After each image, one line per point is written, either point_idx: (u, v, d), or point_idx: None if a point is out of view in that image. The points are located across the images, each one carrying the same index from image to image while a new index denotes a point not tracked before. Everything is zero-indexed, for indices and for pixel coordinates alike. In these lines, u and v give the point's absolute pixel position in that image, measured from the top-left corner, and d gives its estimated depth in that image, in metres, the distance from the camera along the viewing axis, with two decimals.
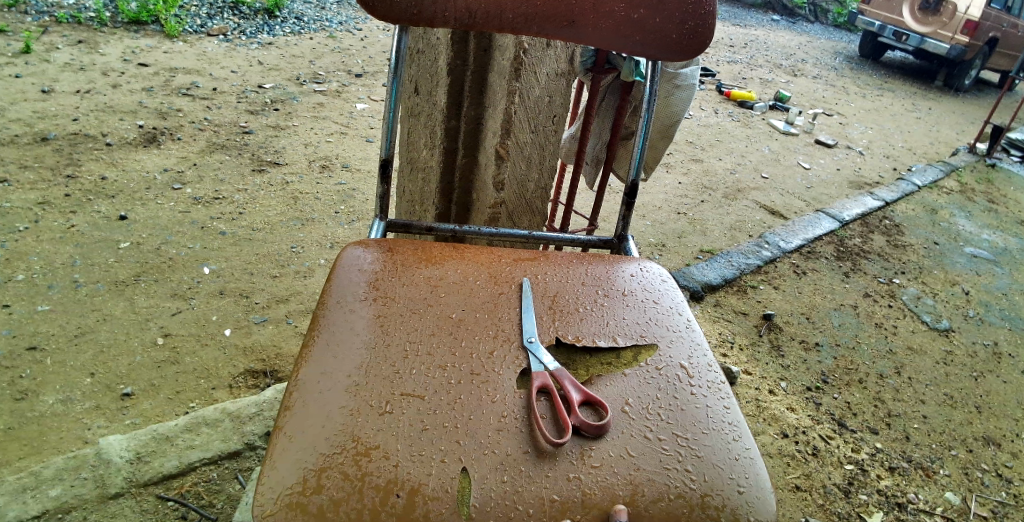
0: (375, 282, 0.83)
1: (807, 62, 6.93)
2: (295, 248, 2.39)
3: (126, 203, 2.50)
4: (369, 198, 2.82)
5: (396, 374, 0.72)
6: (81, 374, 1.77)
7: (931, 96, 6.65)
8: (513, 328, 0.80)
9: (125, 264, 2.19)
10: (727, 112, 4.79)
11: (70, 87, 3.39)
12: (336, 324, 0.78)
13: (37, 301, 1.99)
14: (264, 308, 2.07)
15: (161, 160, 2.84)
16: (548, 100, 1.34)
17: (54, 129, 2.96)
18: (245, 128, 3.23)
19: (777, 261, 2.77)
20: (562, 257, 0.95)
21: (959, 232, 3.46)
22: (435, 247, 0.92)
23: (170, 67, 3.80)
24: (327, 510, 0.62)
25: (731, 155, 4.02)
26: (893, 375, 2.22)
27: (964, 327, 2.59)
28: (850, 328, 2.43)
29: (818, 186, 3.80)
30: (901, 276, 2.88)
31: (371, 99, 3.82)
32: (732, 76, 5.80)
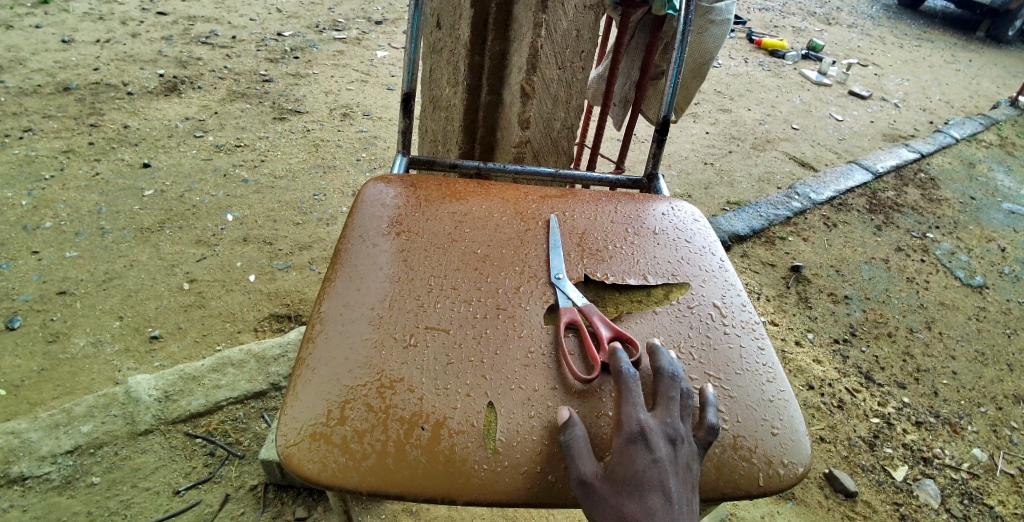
0: (397, 216, 0.81)
1: (843, 10, 6.66)
2: (317, 196, 2.38)
3: (149, 151, 2.50)
4: (390, 147, 2.79)
5: (419, 308, 0.71)
6: (111, 317, 1.80)
7: (972, 47, 6.37)
8: (540, 264, 0.77)
9: (150, 211, 2.19)
10: (758, 61, 4.63)
11: (90, 36, 3.36)
12: (358, 257, 0.76)
13: (65, 248, 2.01)
14: (287, 255, 2.08)
15: (183, 109, 2.82)
16: (575, 34, 1.28)
17: (75, 78, 2.95)
18: (265, 76, 3.19)
19: (807, 212, 2.70)
20: (589, 194, 0.91)
21: (997, 188, 3.34)
22: (459, 182, 0.89)
23: (189, 16, 3.75)
24: (351, 441, 0.61)
25: (760, 105, 3.90)
26: (923, 330, 2.18)
27: (998, 284, 2.51)
28: (881, 281, 2.37)
29: (851, 139, 3.68)
30: (935, 231, 2.79)
31: (392, 47, 3.74)
32: (764, 23, 5.59)
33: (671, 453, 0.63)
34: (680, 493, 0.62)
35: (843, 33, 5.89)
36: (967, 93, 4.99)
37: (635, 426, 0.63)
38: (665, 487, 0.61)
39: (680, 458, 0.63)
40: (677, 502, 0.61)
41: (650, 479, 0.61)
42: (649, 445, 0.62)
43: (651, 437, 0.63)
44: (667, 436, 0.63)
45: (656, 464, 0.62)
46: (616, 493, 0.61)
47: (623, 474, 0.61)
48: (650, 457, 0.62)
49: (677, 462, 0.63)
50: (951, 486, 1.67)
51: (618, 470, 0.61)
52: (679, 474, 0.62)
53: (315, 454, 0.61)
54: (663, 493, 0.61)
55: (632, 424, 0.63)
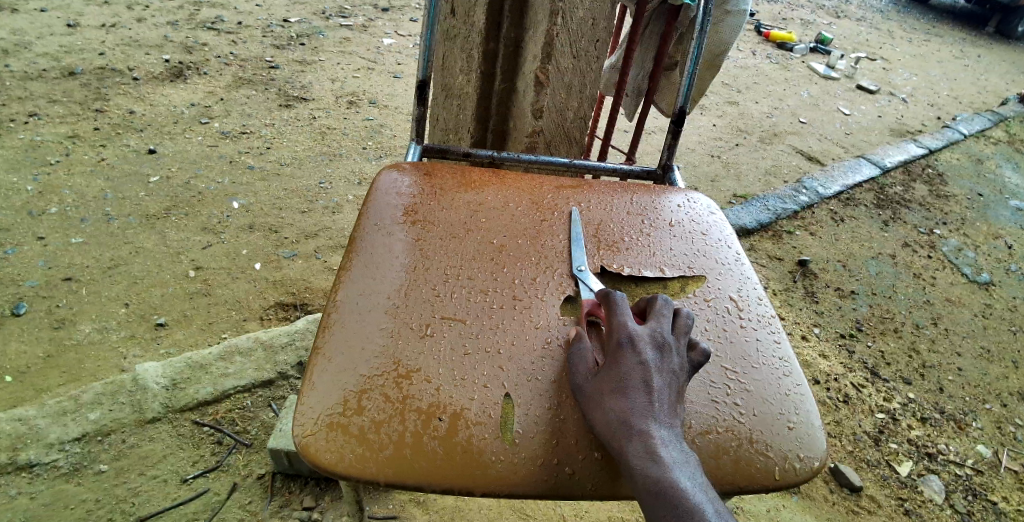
0: (412, 205, 0.80)
1: (851, 3, 6.61)
2: (323, 184, 2.37)
3: (155, 138, 2.49)
4: (396, 135, 2.77)
5: (435, 299, 0.70)
6: (116, 304, 1.79)
7: (982, 42, 6.34)
8: (556, 255, 0.77)
9: (156, 198, 2.19)
10: (766, 54, 4.60)
11: (95, 21, 3.34)
12: (373, 246, 0.75)
13: (71, 234, 2.00)
14: (293, 243, 2.07)
15: (189, 95, 2.81)
16: (591, 23, 1.27)
17: (81, 63, 2.93)
18: (271, 63, 3.17)
19: (815, 207, 2.69)
20: (604, 185, 0.90)
21: (1005, 184, 3.32)
22: (474, 171, 0.88)
23: (195, 1, 3.72)
24: (369, 432, 0.61)
25: (769, 98, 3.87)
26: (929, 326, 2.17)
27: (1005, 281, 2.50)
28: (888, 277, 2.36)
29: (858, 133, 3.66)
30: (942, 227, 2.78)
31: (398, 34, 3.72)
32: (773, 15, 5.55)
33: (658, 358, 0.64)
34: (666, 392, 0.63)
35: (852, 26, 5.85)
36: (976, 88, 4.96)
37: (623, 333, 0.65)
38: (648, 385, 0.62)
39: (669, 364, 0.64)
40: (661, 400, 0.62)
41: (634, 379, 0.62)
42: (637, 350, 0.64)
43: (639, 342, 0.65)
44: (656, 343, 0.65)
45: (642, 365, 0.63)
46: (603, 393, 0.62)
47: (608, 375, 0.63)
48: (637, 359, 0.63)
49: (667, 368, 0.64)
50: (956, 482, 1.66)
51: (605, 371, 0.63)
52: (667, 377, 0.63)
53: (333, 444, 0.60)
54: (647, 391, 0.62)
55: (620, 331, 0.66)
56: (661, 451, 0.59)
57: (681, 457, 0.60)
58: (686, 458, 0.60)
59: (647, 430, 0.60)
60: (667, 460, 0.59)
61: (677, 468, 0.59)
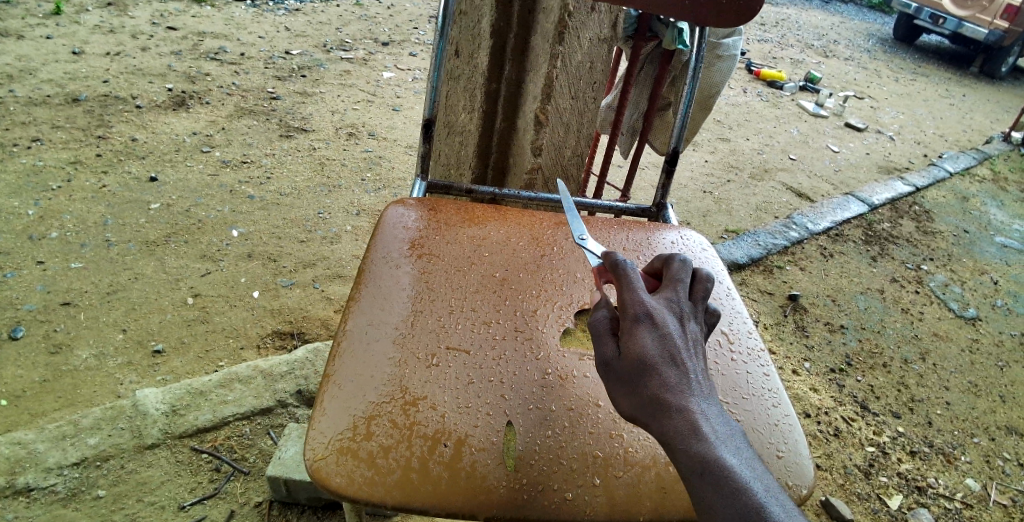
0: (419, 239, 0.84)
1: (839, 43, 6.80)
2: (322, 214, 2.41)
3: (156, 165, 2.53)
4: (395, 167, 2.82)
5: (440, 330, 0.73)
6: (114, 330, 1.81)
7: (966, 82, 6.52)
8: (556, 289, 0.81)
9: (156, 224, 2.22)
10: (756, 92, 4.72)
11: (100, 49, 3.41)
12: (381, 278, 0.79)
13: (71, 259, 2.03)
14: (292, 272, 2.10)
15: (191, 124, 2.86)
16: (589, 66, 1.33)
17: (85, 90, 2.98)
18: (273, 94, 3.24)
19: (805, 242, 2.75)
20: (601, 221, 0.95)
21: (990, 221, 3.40)
22: (477, 207, 0.92)
23: (199, 31, 3.80)
24: (377, 456, 0.63)
25: (759, 135, 3.96)
26: (917, 361, 2.21)
27: (991, 316, 2.55)
28: (876, 312, 2.41)
29: (847, 170, 3.74)
30: (929, 263, 2.84)
31: (397, 68, 3.81)
32: (763, 54, 5.70)
33: (679, 330, 0.67)
34: (692, 364, 0.65)
35: (840, 65, 6.01)
36: (962, 127, 5.09)
37: (641, 307, 0.66)
38: (676, 359, 0.64)
39: (688, 334, 0.67)
40: (692, 374, 0.64)
41: (661, 353, 0.64)
42: (656, 323, 0.66)
43: (658, 316, 0.67)
44: (672, 315, 0.67)
45: (665, 338, 0.65)
46: (634, 369, 0.64)
47: (634, 350, 0.64)
48: (658, 332, 0.65)
49: (686, 338, 0.66)
50: (945, 516, 1.69)
51: (630, 345, 0.65)
52: (688, 348, 0.66)
53: (343, 468, 0.62)
54: (675, 365, 0.63)
55: (638, 306, 0.67)
56: (702, 426, 0.61)
57: (720, 429, 0.62)
58: (725, 429, 0.62)
59: (687, 407, 0.62)
60: (709, 434, 0.61)
61: (721, 441, 0.61)
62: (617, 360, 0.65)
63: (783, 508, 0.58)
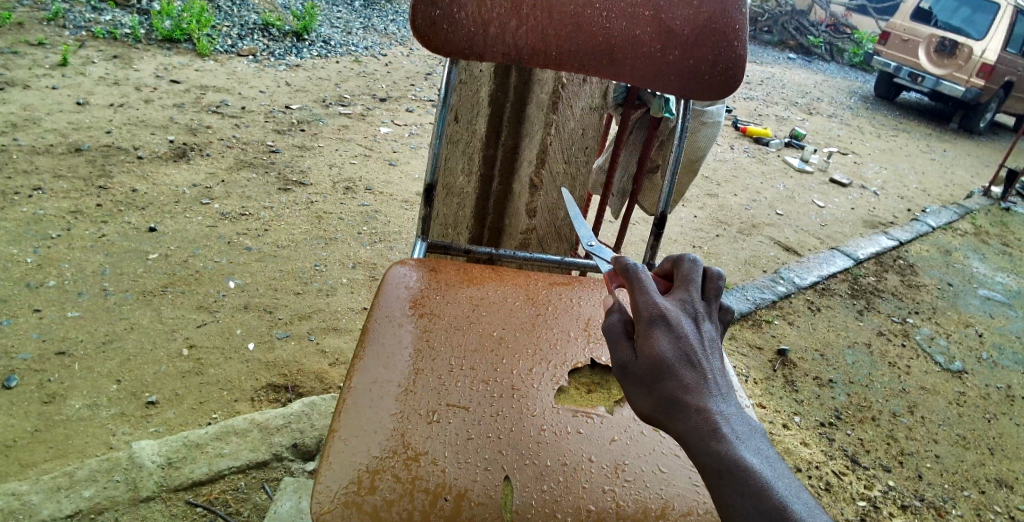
0: (421, 298, 0.88)
1: (822, 101, 7.04)
2: (318, 266, 2.46)
3: (155, 216, 2.58)
4: (391, 220, 2.88)
5: (441, 387, 0.77)
6: (108, 381, 1.82)
7: (947, 138, 6.74)
8: (551, 348, 0.85)
9: (154, 274, 2.25)
10: (743, 148, 4.86)
11: (104, 100, 3.50)
12: (383, 338, 0.82)
13: (68, 307, 2.05)
14: (287, 324, 2.13)
15: (191, 175, 2.92)
16: (581, 132, 1.45)
17: (87, 141, 3.05)
18: (272, 147, 3.32)
19: (792, 296, 2.81)
20: (593, 282, 1.00)
21: (973, 274, 3.49)
22: (475, 268, 0.97)
23: (201, 85, 3.92)
24: (381, 509, 0.66)
25: (745, 191, 4.07)
26: (906, 414, 2.24)
27: (977, 369, 2.60)
28: (864, 366, 2.45)
29: (832, 225, 3.85)
30: (914, 316, 2.90)
31: (395, 124, 3.92)
32: (749, 112, 5.89)
33: (695, 332, 0.70)
34: (706, 364, 0.68)
35: (824, 122, 6.21)
36: (943, 182, 5.24)
37: (656, 309, 0.70)
38: (692, 360, 0.68)
39: (699, 335, 0.70)
40: (708, 373, 0.68)
41: (677, 355, 0.68)
42: (670, 324, 0.70)
43: (671, 317, 0.71)
44: (684, 317, 0.71)
45: (679, 339, 0.69)
46: (651, 367, 0.67)
47: (650, 351, 0.68)
48: (673, 332, 0.69)
49: (698, 339, 0.70)
50: None
51: (645, 343, 0.69)
52: (704, 349, 0.69)
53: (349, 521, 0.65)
54: (691, 366, 0.67)
55: (651, 309, 0.71)
56: (722, 427, 0.65)
57: (739, 429, 0.65)
58: (743, 428, 0.65)
59: (707, 408, 0.65)
60: (728, 434, 0.64)
61: (740, 441, 0.64)
62: (635, 362, 0.69)
63: (800, 503, 0.62)
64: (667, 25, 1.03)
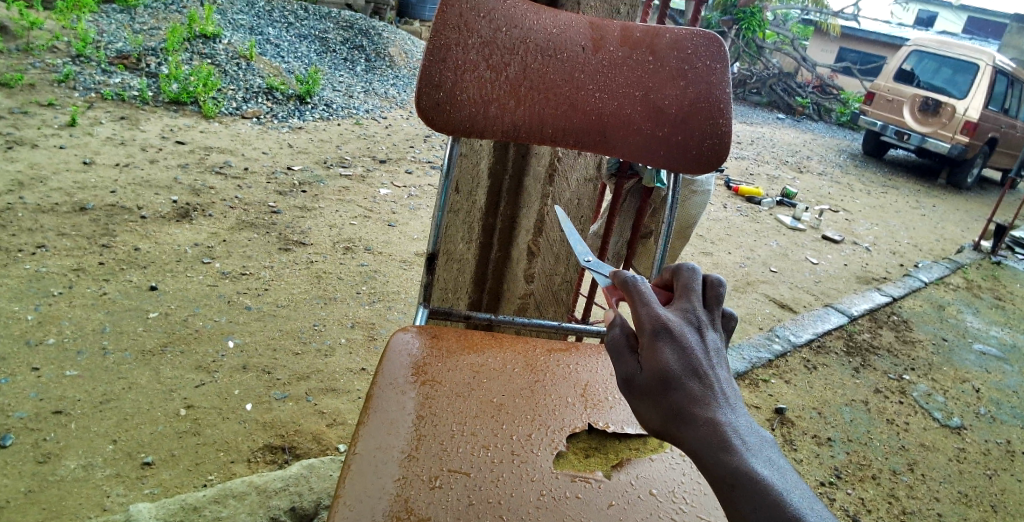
0: (422, 365, 0.91)
1: (811, 160, 7.22)
2: (317, 326, 2.48)
3: (157, 275, 2.62)
4: (390, 280, 2.92)
5: (443, 453, 0.79)
6: (104, 441, 1.81)
7: (936, 193, 6.88)
8: (550, 414, 0.88)
9: (153, 333, 2.27)
10: (735, 207, 4.97)
11: (110, 160, 3.58)
12: (387, 404, 0.85)
13: (66, 366, 2.05)
14: (285, 384, 2.13)
15: (193, 235, 2.97)
16: (577, 202, 1.53)
17: (92, 200, 3.11)
18: (274, 208, 3.39)
19: (788, 354, 2.83)
20: (590, 348, 1.04)
21: (967, 329, 3.52)
22: (475, 335, 1.01)
23: (205, 146, 4.02)
24: None
25: (739, 249, 4.14)
26: (906, 472, 2.23)
27: (976, 425, 2.60)
28: (862, 423, 2.45)
29: (826, 281, 3.90)
30: (910, 372, 2.91)
31: (394, 185, 4.01)
32: (740, 171, 6.04)
33: (698, 342, 0.73)
34: (710, 373, 0.71)
35: (814, 180, 6.34)
36: (933, 237, 5.33)
37: (658, 322, 0.73)
38: (696, 370, 0.70)
39: (702, 345, 0.73)
40: (713, 384, 0.70)
41: (681, 366, 0.70)
42: (674, 336, 0.72)
43: (674, 328, 0.73)
44: (685, 328, 0.73)
45: (683, 350, 0.71)
46: (657, 380, 0.70)
47: (654, 364, 0.70)
48: (676, 344, 0.72)
49: (701, 349, 0.72)
50: None
51: (649, 355, 0.71)
52: (709, 358, 0.72)
53: None
54: (697, 378, 0.69)
55: (654, 321, 0.73)
56: (731, 439, 0.66)
57: (748, 439, 0.67)
58: (750, 436, 0.67)
59: (716, 421, 0.67)
60: (737, 446, 0.66)
61: (750, 451, 0.66)
62: (641, 374, 0.71)
63: (811, 510, 0.63)
64: (656, 105, 1.10)
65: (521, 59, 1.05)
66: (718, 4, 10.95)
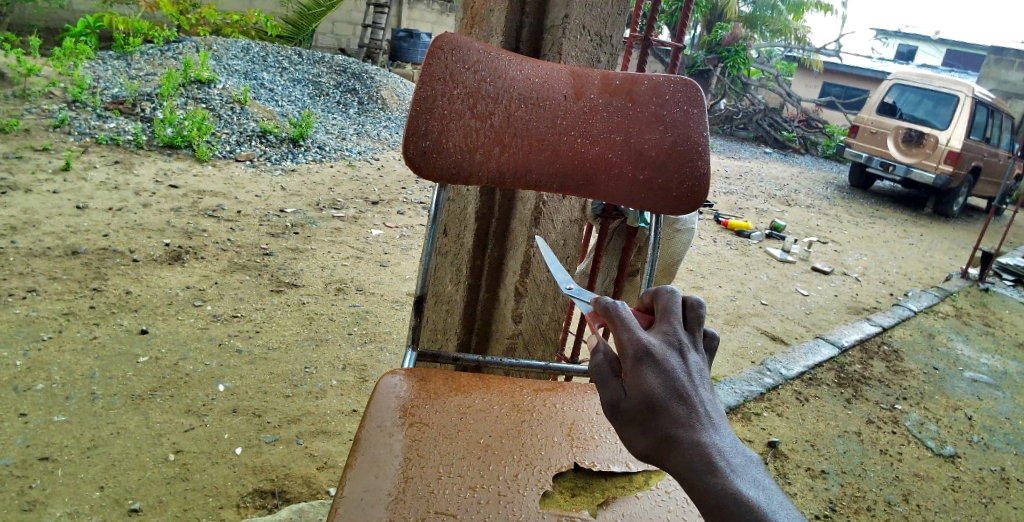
0: (410, 407, 0.93)
1: (799, 193, 7.33)
2: (308, 368, 2.48)
3: (148, 318, 2.62)
4: (382, 321, 2.94)
5: (430, 494, 0.80)
6: (91, 487, 1.78)
7: (923, 223, 6.97)
8: (537, 453, 0.90)
9: (143, 378, 2.26)
10: (724, 241, 5.03)
11: (103, 204, 3.61)
12: (375, 447, 0.86)
13: (54, 412, 2.03)
14: (276, 428, 2.12)
15: (185, 278, 2.98)
16: (563, 242, 1.56)
17: (84, 243, 3.13)
18: (266, 250, 3.41)
19: (780, 388, 2.84)
20: (576, 387, 1.06)
21: (958, 357, 3.54)
22: (463, 377, 1.03)
23: (198, 189, 4.05)
24: None
25: (729, 282, 4.18)
26: (901, 502, 2.22)
27: (969, 453, 2.60)
28: (855, 455, 2.45)
29: (817, 313, 3.93)
30: (903, 401, 2.92)
31: (386, 225, 4.05)
32: (729, 206, 6.12)
33: (682, 364, 0.71)
34: (694, 396, 0.69)
35: (802, 213, 6.43)
36: (921, 265, 5.38)
37: (640, 346, 0.71)
38: (680, 392, 0.68)
39: (685, 367, 0.71)
40: (698, 406, 0.68)
41: (665, 390, 0.68)
42: (656, 358, 0.70)
43: (656, 351, 0.71)
44: (667, 350, 0.72)
45: (666, 373, 0.69)
46: (641, 404, 0.68)
47: (638, 388, 0.69)
48: (659, 367, 0.70)
49: (685, 371, 0.71)
50: None
51: (632, 380, 0.69)
52: (692, 380, 0.70)
53: None
54: (682, 400, 0.67)
55: (636, 345, 0.72)
56: (718, 461, 0.64)
57: (735, 461, 0.65)
58: (736, 458, 0.65)
59: (701, 443, 0.65)
60: (723, 468, 0.63)
61: (737, 474, 0.63)
62: (627, 399, 0.69)
63: None
64: (637, 149, 1.14)
65: (504, 107, 1.09)
66: (702, 44, 11.25)
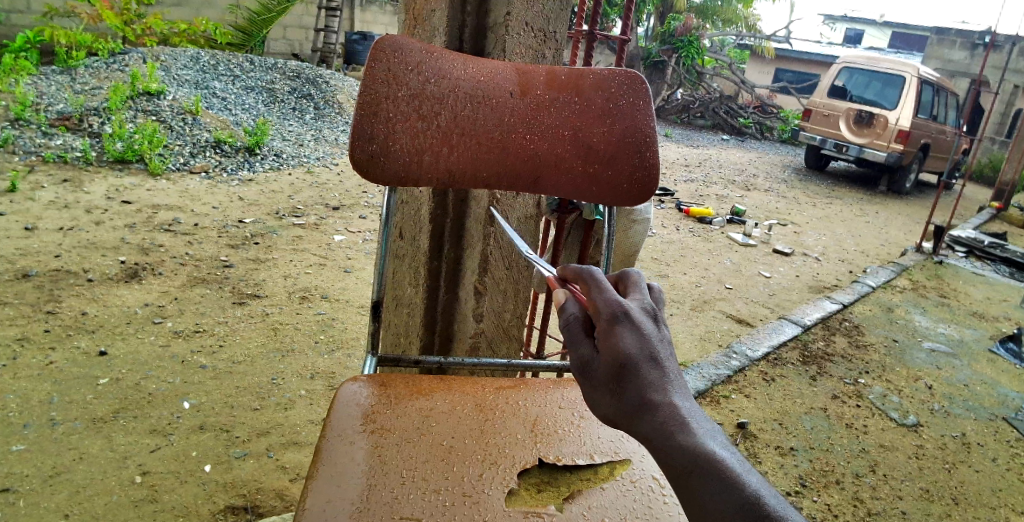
0: (372, 414, 0.92)
1: (758, 177, 7.47)
2: (276, 380, 2.44)
3: (106, 339, 2.54)
4: (349, 327, 2.90)
5: (395, 501, 0.80)
6: (55, 516, 1.71)
7: (878, 200, 7.17)
8: (501, 452, 0.90)
9: (104, 400, 2.19)
10: (687, 228, 5.10)
11: (53, 224, 3.49)
12: (336, 456, 0.85)
13: (12, 441, 1.95)
14: (245, 442, 2.08)
15: (143, 295, 2.90)
16: (520, 239, 1.57)
17: (35, 266, 3.02)
18: (226, 262, 3.34)
19: (746, 369, 2.89)
20: (538, 384, 1.07)
21: (916, 328, 3.65)
22: (424, 380, 1.03)
23: (153, 204, 3.95)
24: None
25: (694, 269, 4.24)
26: (868, 474, 2.29)
27: (931, 420, 2.68)
28: (822, 430, 2.51)
29: (780, 293, 4.02)
30: (865, 375, 3.00)
31: (349, 231, 4.00)
32: (690, 194, 6.20)
33: (655, 330, 0.71)
34: (666, 360, 0.69)
35: (761, 197, 6.55)
36: (878, 242, 5.53)
37: (619, 308, 0.71)
38: (654, 356, 0.68)
39: (659, 334, 0.71)
40: (669, 371, 0.68)
41: (640, 351, 0.68)
42: (632, 322, 0.71)
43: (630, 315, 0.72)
44: (641, 316, 0.72)
45: (640, 335, 0.70)
46: (614, 363, 0.68)
47: (612, 347, 0.69)
48: (633, 329, 0.70)
49: (657, 338, 0.71)
50: None
51: (605, 340, 0.70)
52: (664, 346, 0.70)
53: None
54: (655, 364, 0.67)
55: (611, 307, 0.72)
56: (689, 424, 0.64)
57: (706, 426, 0.65)
58: (707, 422, 0.65)
59: (674, 406, 0.65)
60: (696, 430, 0.64)
61: (710, 438, 0.64)
62: (597, 358, 0.70)
63: (773, 498, 0.60)
64: (586, 143, 1.15)
65: (450, 107, 1.08)
66: (656, 35, 11.40)
